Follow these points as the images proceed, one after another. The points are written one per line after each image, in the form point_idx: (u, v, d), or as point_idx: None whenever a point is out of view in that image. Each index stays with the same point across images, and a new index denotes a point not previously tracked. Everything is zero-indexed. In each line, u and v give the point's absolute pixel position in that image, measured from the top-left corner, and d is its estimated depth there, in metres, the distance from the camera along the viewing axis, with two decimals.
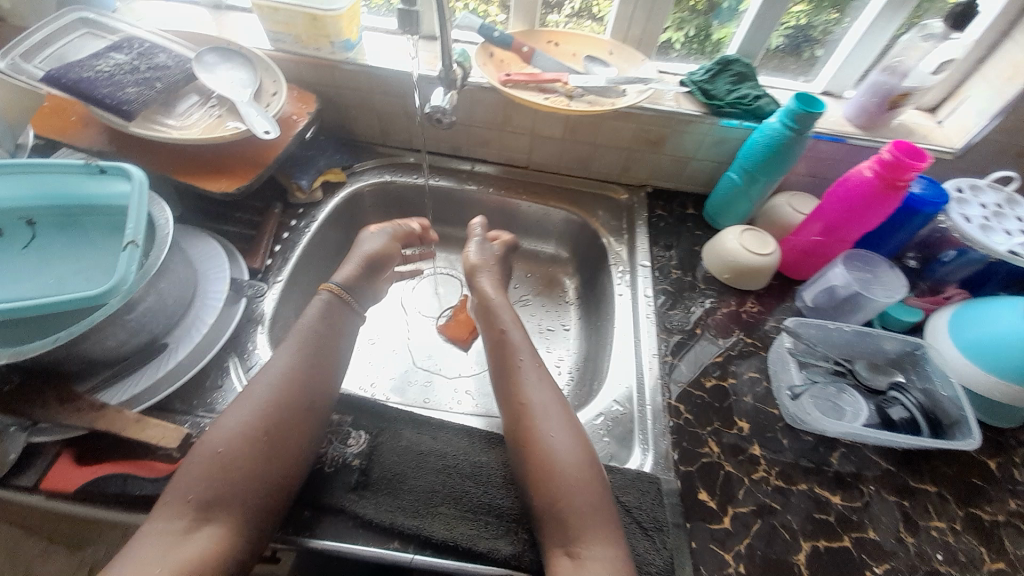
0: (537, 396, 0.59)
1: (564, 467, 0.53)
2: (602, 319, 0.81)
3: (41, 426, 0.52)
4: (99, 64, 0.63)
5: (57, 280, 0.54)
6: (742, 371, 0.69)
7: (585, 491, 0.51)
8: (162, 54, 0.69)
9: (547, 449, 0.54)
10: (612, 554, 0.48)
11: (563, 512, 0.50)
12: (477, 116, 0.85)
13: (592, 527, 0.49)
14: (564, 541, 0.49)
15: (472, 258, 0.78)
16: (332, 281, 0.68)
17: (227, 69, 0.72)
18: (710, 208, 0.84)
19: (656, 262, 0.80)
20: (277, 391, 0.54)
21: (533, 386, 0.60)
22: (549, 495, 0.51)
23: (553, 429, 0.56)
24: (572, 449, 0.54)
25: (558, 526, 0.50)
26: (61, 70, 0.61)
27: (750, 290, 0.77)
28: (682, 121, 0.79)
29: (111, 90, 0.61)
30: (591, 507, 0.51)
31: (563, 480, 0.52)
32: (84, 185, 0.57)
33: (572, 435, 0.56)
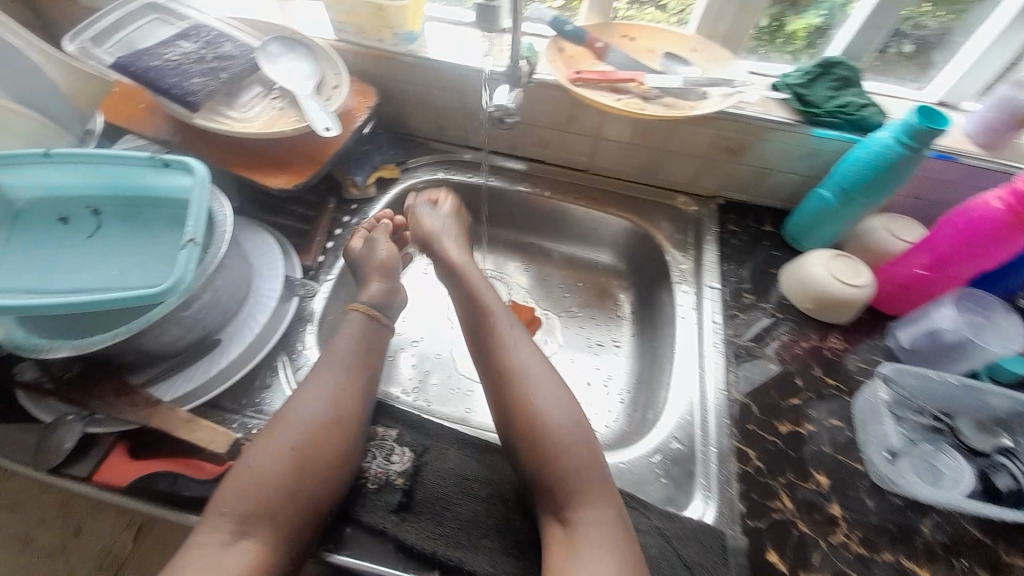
0: (521, 359, 0.58)
1: (556, 432, 0.53)
2: (660, 341, 0.74)
3: (97, 417, 0.52)
4: (167, 53, 0.63)
5: (119, 272, 0.54)
6: (822, 416, 0.61)
7: (579, 454, 0.52)
8: (229, 44, 0.67)
9: (538, 413, 0.54)
10: (603, 518, 0.49)
11: (557, 478, 0.51)
12: (539, 115, 0.80)
13: (586, 495, 0.50)
14: (557, 506, 0.50)
15: (426, 226, 0.72)
16: (358, 300, 0.65)
17: (289, 60, 0.69)
18: (792, 228, 0.75)
19: (727, 284, 0.73)
20: (324, 405, 0.53)
21: (515, 347, 0.59)
22: (542, 460, 0.52)
23: (540, 392, 0.56)
24: (562, 413, 0.54)
25: (549, 492, 0.51)
26: (133, 59, 0.61)
27: (834, 323, 0.69)
28: (768, 130, 0.72)
29: (178, 80, 0.62)
30: (585, 474, 0.51)
31: (554, 444, 0.52)
32: (148, 178, 0.56)
33: (560, 399, 0.56)
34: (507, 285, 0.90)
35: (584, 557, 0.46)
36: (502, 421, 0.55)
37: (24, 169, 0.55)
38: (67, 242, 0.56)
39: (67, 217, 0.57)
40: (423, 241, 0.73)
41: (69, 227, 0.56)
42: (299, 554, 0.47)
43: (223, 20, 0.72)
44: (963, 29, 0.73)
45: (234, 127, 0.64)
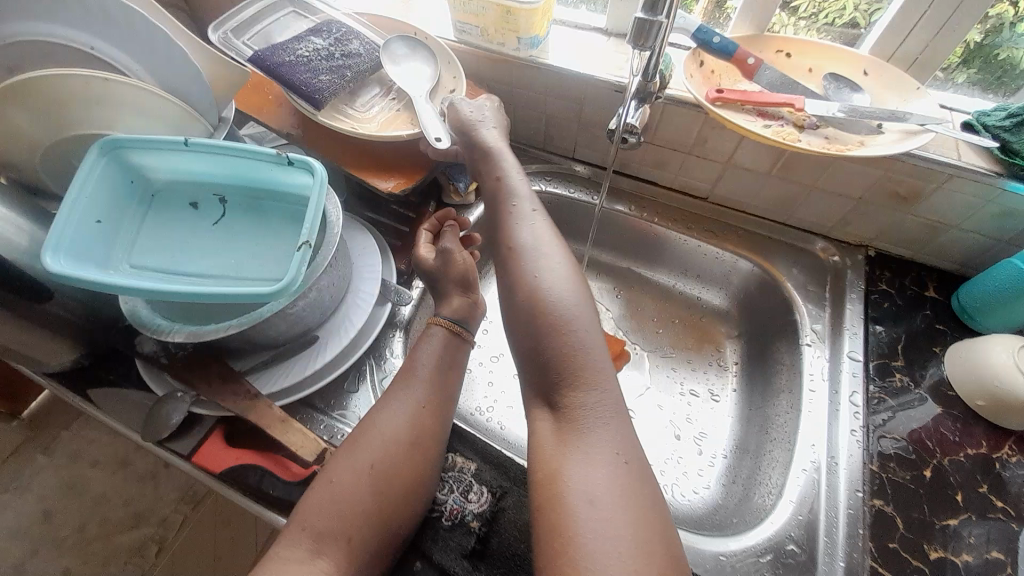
0: (533, 239, 0.55)
1: (562, 313, 0.50)
2: (776, 408, 0.64)
3: (202, 399, 0.54)
4: (298, 48, 0.63)
5: (235, 264, 0.55)
6: (983, 547, 0.49)
7: (585, 339, 0.49)
8: (356, 41, 0.67)
9: (543, 293, 0.51)
10: (601, 404, 0.46)
11: (561, 362, 0.48)
12: (661, 134, 0.72)
13: (585, 381, 0.47)
14: (555, 391, 0.47)
15: (461, 114, 0.64)
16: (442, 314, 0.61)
17: (410, 62, 0.69)
18: (964, 301, 0.62)
19: (869, 356, 0.61)
20: (407, 427, 0.51)
21: (530, 230, 0.56)
22: (542, 340, 0.49)
23: (548, 273, 0.52)
24: (569, 294, 0.51)
25: (546, 377, 0.48)
26: (270, 51, 0.62)
27: (1012, 430, 0.55)
28: (956, 178, 0.58)
29: (308, 76, 0.61)
30: (590, 362, 0.48)
31: (558, 325, 0.49)
32: (271, 172, 0.56)
33: (570, 282, 0.52)
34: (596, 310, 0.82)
35: (573, 443, 0.44)
36: (508, 304, 0.53)
37: (160, 153, 0.56)
38: (193, 225, 0.58)
39: (197, 202, 0.59)
40: (461, 136, 0.64)
41: (196, 211, 0.59)
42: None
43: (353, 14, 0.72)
44: None
45: (353, 126, 0.64)
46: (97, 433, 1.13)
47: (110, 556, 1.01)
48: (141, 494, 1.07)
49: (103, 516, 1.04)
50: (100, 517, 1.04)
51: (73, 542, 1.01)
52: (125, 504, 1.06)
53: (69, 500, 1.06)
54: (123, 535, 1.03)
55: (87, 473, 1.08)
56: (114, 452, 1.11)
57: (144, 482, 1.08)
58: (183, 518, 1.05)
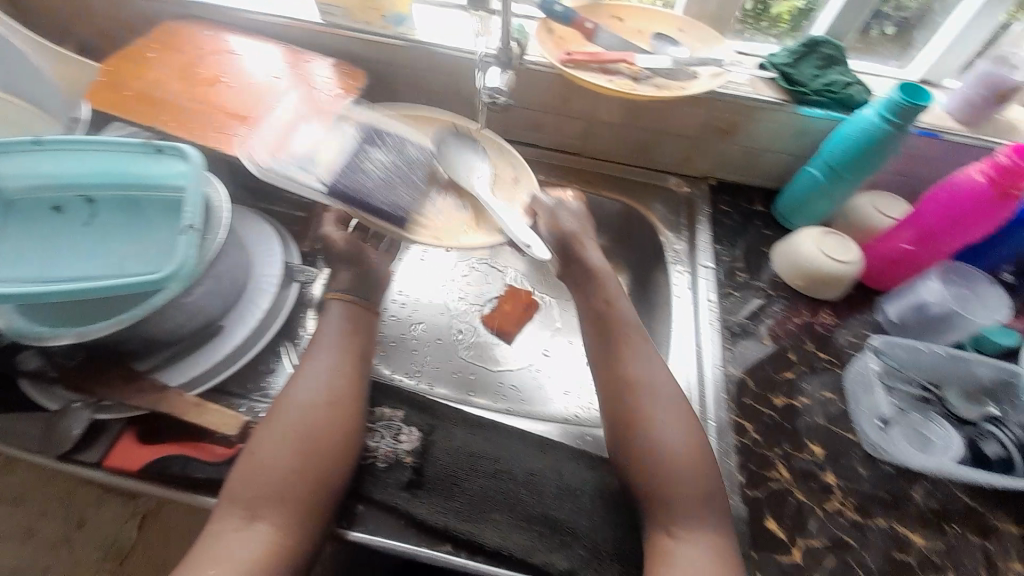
0: (650, 376, 0.56)
1: (677, 453, 0.51)
2: (657, 320, 0.76)
3: (104, 403, 0.52)
4: (366, 167, 0.65)
5: (119, 262, 0.54)
6: (815, 389, 0.63)
7: (698, 479, 0.50)
8: (411, 147, 0.69)
9: (655, 427, 0.52)
10: (713, 540, 0.47)
11: (671, 495, 0.49)
12: (531, 97, 0.79)
13: (696, 516, 0.48)
14: (662, 509, 0.49)
15: (560, 224, 0.67)
16: (354, 284, 0.64)
17: (467, 158, 0.70)
18: (782, 207, 0.78)
19: (719, 263, 0.75)
20: (326, 387, 0.53)
21: (639, 359, 0.57)
22: (654, 478, 0.50)
23: (661, 407, 0.53)
24: (682, 433, 0.52)
25: (661, 509, 0.49)
26: (354, 177, 0.63)
27: (827, 300, 0.70)
28: (758, 109, 0.73)
29: (389, 199, 0.64)
30: (695, 487, 0.49)
31: (672, 467, 0.50)
32: (143, 164, 0.56)
33: (683, 419, 0.53)
34: (503, 270, 0.87)
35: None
36: (621, 442, 0.53)
37: (15, 156, 0.55)
38: (63, 229, 0.55)
39: (61, 205, 0.56)
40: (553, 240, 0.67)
41: (62, 215, 0.56)
42: (314, 535, 0.47)
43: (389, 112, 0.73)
44: (939, 6, 0.75)
45: (430, 235, 0.65)
46: None
47: None
48: (56, 561, 0.96)
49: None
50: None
51: None
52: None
53: None
54: None
55: None
56: (11, 525, 0.97)
57: (55, 550, 0.97)
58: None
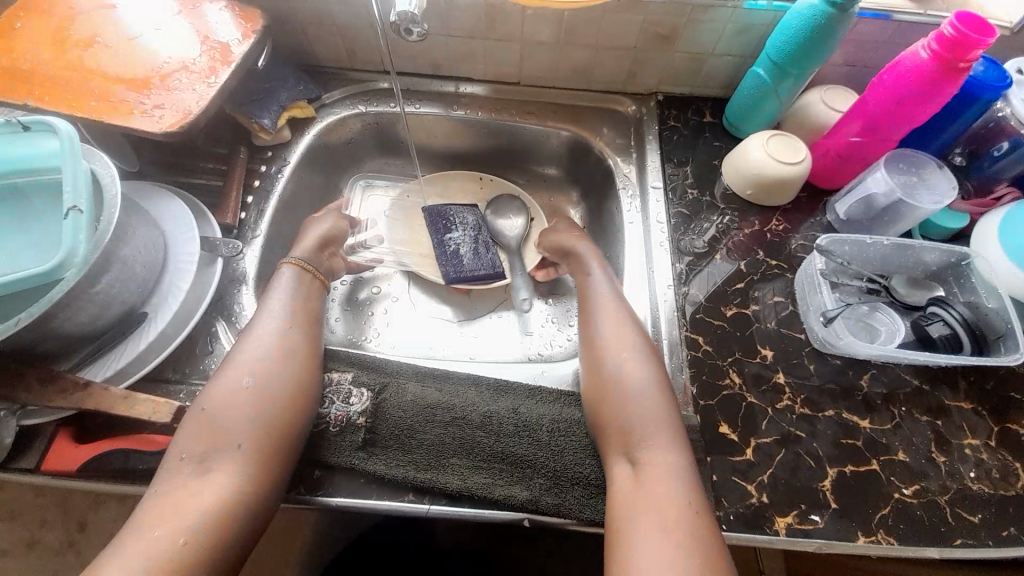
0: (609, 323, 0.56)
1: (636, 388, 0.51)
2: (612, 251, 0.74)
3: (30, 409, 0.50)
4: (457, 249, 0.75)
5: (12, 257, 0.49)
6: (765, 296, 0.63)
7: (656, 407, 0.50)
8: (469, 213, 0.78)
9: (625, 378, 0.52)
10: (677, 461, 0.47)
11: (627, 422, 0.49)
12: (454, 22, 0.71)
13: (656, 439, 0.48)
14: (633, 449, 0.48)
15: (555, 240, 0.70)
16: (294, 255, 0.62)
17: (508, 220, 0.82)
18: (731, 114, 0.74)
19: (669, 182, 0.72)
20: (269, 357, 0.51)
21: (604, 319, 0.57)
22: (616, 413, 0.50)
23: (624, 357, 0.53)
24: (652, 385, 0.51)
25: (623, 440, 0.49)
26: (455, 262, 0.74)
27: (777, 207, 0.69)
28: (699, 7, 0.66)
29: (483, 263, 0.74)
30: (665, 428, 0.49)
31: (628, 400, 0.50)
32: (15, 144, 0.50)
33: (641, 357, 0.53)
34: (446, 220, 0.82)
35: (648, 496, 0.45)
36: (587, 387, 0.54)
37: None
38: None
39: None
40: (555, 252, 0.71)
41: None
42: (270, 484, 0.46)
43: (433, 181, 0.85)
44: None
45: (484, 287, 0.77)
46: None
47: None
48: (66, 566, 0.97)
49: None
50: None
51: None
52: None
53: None
54: None
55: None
56: (16, 536, 0.98)
57: (63, 555, 0.98)
58: None
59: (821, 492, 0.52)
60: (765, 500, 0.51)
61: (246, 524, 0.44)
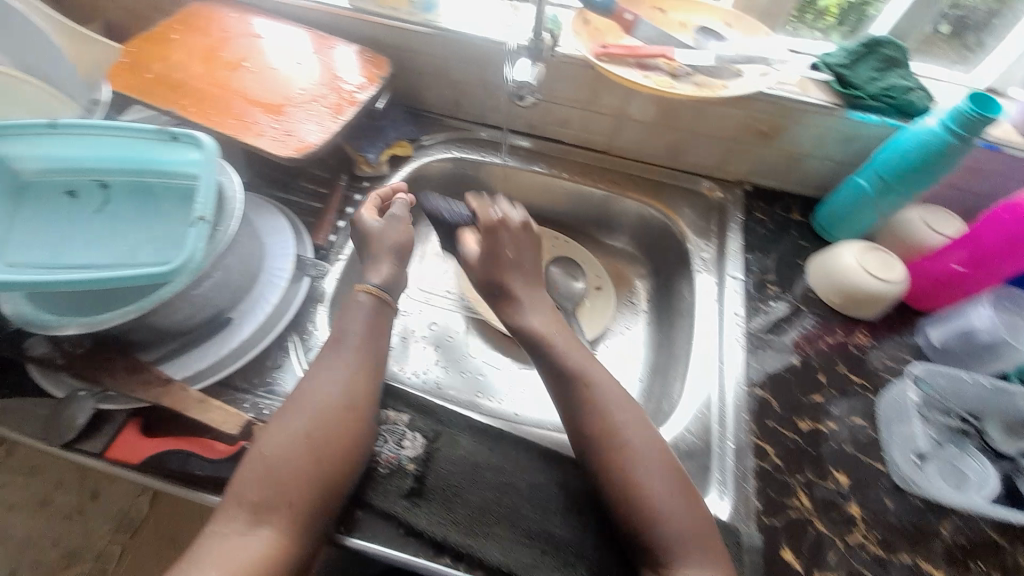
0: (610, 411, 0.52)
1: (652, 493, 0.47)
2: (678, 332, 0.73)
3: (110, 393, 0.52)
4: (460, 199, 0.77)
5: (131, 250, 0.53)
6: (843, 413, 0.59)
7: (682, 515, 0.47)
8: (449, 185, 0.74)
9: (638, 477, 0.48)
10: None
11: (653, 530, 0.46)
12: (561, 91, 0.75)
13: (688, 547, 0.46)
14: (657, 557, 0.46)
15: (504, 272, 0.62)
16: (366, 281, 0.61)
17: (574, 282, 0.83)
18: (822, 219, 0.73)
19: (750, 275, 0.71)
20: (342, 388, 0.52)
21: (602, 396, 0.53)
22: (633, 518, 0.47)
23: (633, 447, 0.50)
24: (665, 482, 0.48)
25: (648, 549, 0.46)
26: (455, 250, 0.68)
27: (861, 318, 0.66)
28: (803, 112, 0.68)
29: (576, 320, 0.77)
30: (687, 527, 0.47)
31: (644, 504, 0.47)
32: (157, 150, 0.55)
33: (653, 455, 0.50)
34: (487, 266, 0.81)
35: None
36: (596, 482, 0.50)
37: (29, 139, 0.54)
38: (75, 216, 0.55)
39: (74, 190, 0.56)
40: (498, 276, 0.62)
41: (75, 200, 0.55)
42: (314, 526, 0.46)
43: None
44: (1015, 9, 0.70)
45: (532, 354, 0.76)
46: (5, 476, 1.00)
47: None
48: (69, 531, 0.99)
49: (29, 561, 0.97)
50: (29, 562, 0.96)
51: None
52: (51, 545, 0.98)
53: None
54: None
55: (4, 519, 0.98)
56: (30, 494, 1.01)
57: (70, 520, 1.00)
58: (122, 548, 1.00)
59: None
60: None
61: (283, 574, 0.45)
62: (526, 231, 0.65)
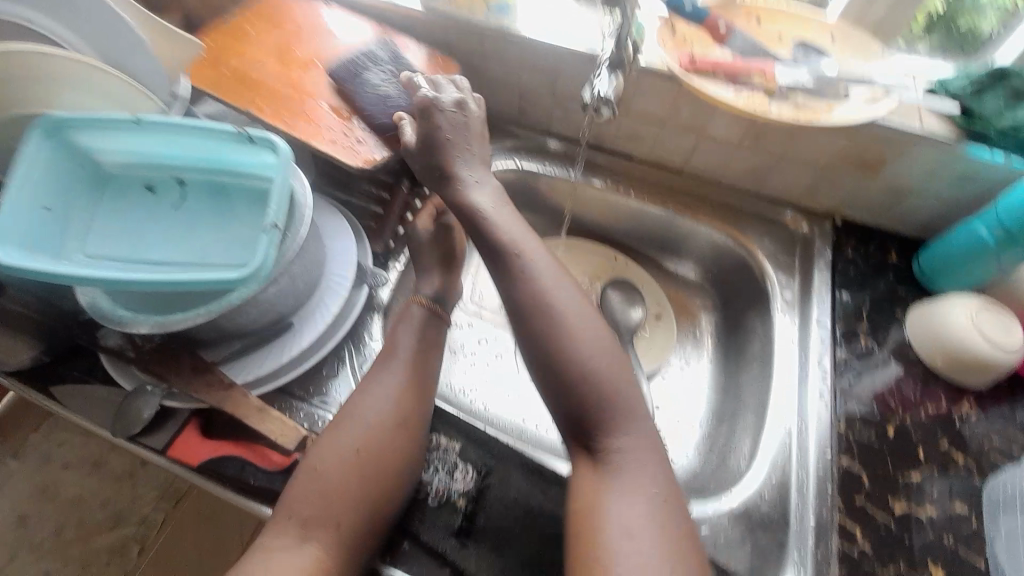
0: (554, 293, 0.50)
1: (590, 373, 0.47)
2: (748, 376, 0.67)
3: (174, 392, 0.52)
4: (375, 84, 0.64)
5: (205, 251, 0.53)
6: (941, 495, 0.52)
7: (618, 395, 0.47)
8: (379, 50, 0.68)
9: (579, 358, 0.47)
10: None
11: (593, 411, 0.46)
12: (638, 105, 0.70)
13: (623, 426, 0.47)
14: (593, 434, 0.46)
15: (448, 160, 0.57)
16: (421, 292, 0.61)
17: (633, 309, 0.77)
18: (924, 265, 0.66)
19: (836, 322, 0.64)
20: (396, 413, 0.50)
21: (544, 277, 0.51)
22: (572, 398, 0.47)
23: (574, 329, 0.48)
24: (604, 359, 0.48)
25: (584, 426, 0.47)
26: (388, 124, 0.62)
27: (970, 387, 0.58)
28: (920, 144, 0.61)
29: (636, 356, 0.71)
30: (628, 407, 0.47)
31: (585, 384, 0.47)
32: (232, 151, 0.54)
33: (590, 336, 0.48)
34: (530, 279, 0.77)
35: (620, 488, 0.44)
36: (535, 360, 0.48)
37: (106, 133, 0.53)
38: (152, 211, 0.56)
39: (153, 185, 0.57)
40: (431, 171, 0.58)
41: (153, 195, 0.56)
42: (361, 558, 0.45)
43: (562, 244, 0.83)
44: None
45: None
46: (67, 434, 1.08)
47: (93, 556, 1.00)
48: (119, 494, 1.04)
49: (82, 517, 1.02)
50: (79, 519, 1.02)
51: (52, 545, 1.00)
52: (102, 505, 1.03)
53: (42, 505, 1.02)
54: (103, 536, 1.01)
55: (61, 476, 1.05)
56: (87, 453, 1.07)
57: (121, 483, 1.05)
58: (164, 515, 1.03)
59: None
60: None
61: None
62: (466, 122, 0.59)
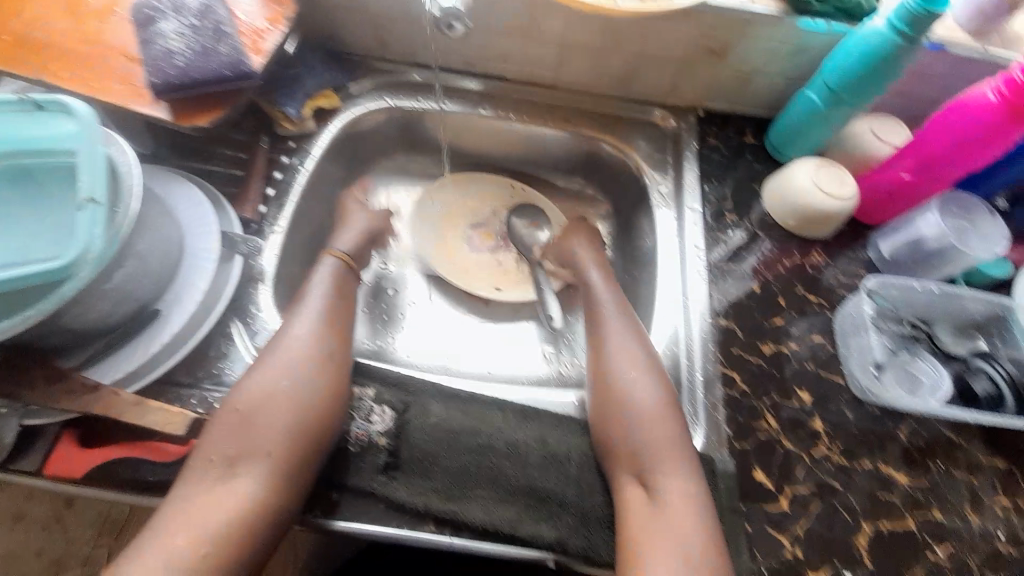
0: (613, 340, 0.56)
1: (643, 416, 0.50)
2: (642, 270, 0.72)
3: (33, 408, 0.47)
4: (165, 38, 0.56)
5: (16, 244, 0.46)
6: (804, 333, 0.60)
7: (671, 444, 0.49)
8: None
9: (633, 398, 0.51)
10: (687, 483, 0.47)
11: (639, 447, 0.49)
12: (495, 19, 0.68)
13: (669, 465, 0.48)
14: (640, 468, 0.48)
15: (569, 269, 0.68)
16: (337, 247, 0.62)
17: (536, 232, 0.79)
18: (775, 137, 0.72)
19: (708, 205, 0.70)
20: (296, 371, 0.49)
21: (611, 329, 0.57)
22: (620, 435, 0.50)
23: (632, 376, 0.53)
24: (657, 403, 0.51)
25: (629, 459, 0.49)
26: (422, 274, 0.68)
27: (817, 238, 0.67)
28: (753, 24, 0.64)
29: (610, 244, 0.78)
30: (674, 446, 0.49)
31: (640, 427, 0.50)
32: (23, 124, 0.47)
33: (649, 381, 0.52)
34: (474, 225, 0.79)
35: (665, 526, 0.44)
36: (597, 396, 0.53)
37: None
38: None
39: None
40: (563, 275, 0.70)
41: None
42: (287, 507, 0.45)
43: (455, 179, 0.81)
44: None
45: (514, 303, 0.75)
46: None
47: None
48: (49, 541, 0.93)
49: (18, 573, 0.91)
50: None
51: None
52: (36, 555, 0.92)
53: None
54: None
55: None
56: None
57: (49, 528, 0.93)
58: (109, 549, 0.94)
59: (855, 548, 0.50)
60: (799, 554, 0.49)
61: (255, 547, 0.43)
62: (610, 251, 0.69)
